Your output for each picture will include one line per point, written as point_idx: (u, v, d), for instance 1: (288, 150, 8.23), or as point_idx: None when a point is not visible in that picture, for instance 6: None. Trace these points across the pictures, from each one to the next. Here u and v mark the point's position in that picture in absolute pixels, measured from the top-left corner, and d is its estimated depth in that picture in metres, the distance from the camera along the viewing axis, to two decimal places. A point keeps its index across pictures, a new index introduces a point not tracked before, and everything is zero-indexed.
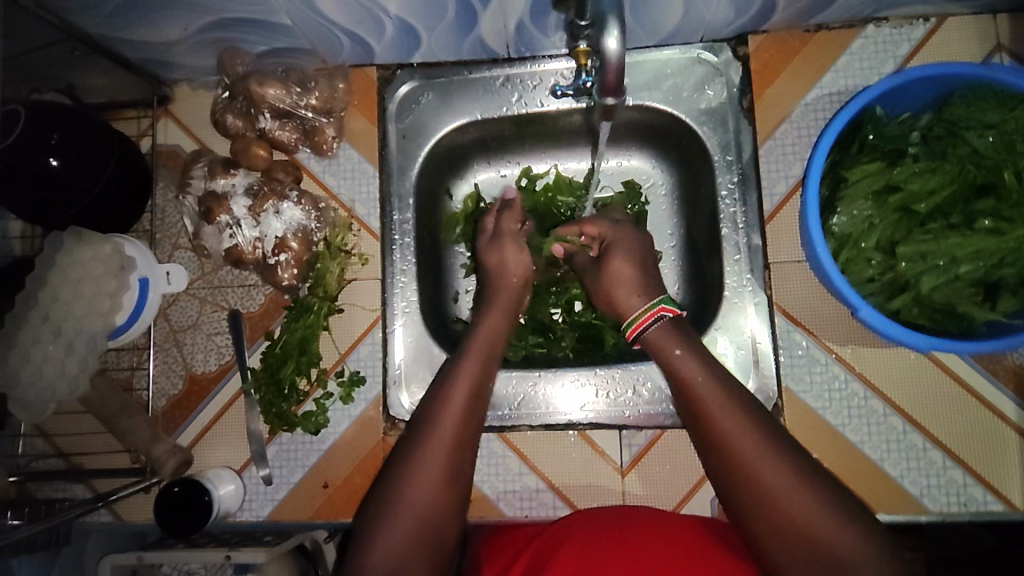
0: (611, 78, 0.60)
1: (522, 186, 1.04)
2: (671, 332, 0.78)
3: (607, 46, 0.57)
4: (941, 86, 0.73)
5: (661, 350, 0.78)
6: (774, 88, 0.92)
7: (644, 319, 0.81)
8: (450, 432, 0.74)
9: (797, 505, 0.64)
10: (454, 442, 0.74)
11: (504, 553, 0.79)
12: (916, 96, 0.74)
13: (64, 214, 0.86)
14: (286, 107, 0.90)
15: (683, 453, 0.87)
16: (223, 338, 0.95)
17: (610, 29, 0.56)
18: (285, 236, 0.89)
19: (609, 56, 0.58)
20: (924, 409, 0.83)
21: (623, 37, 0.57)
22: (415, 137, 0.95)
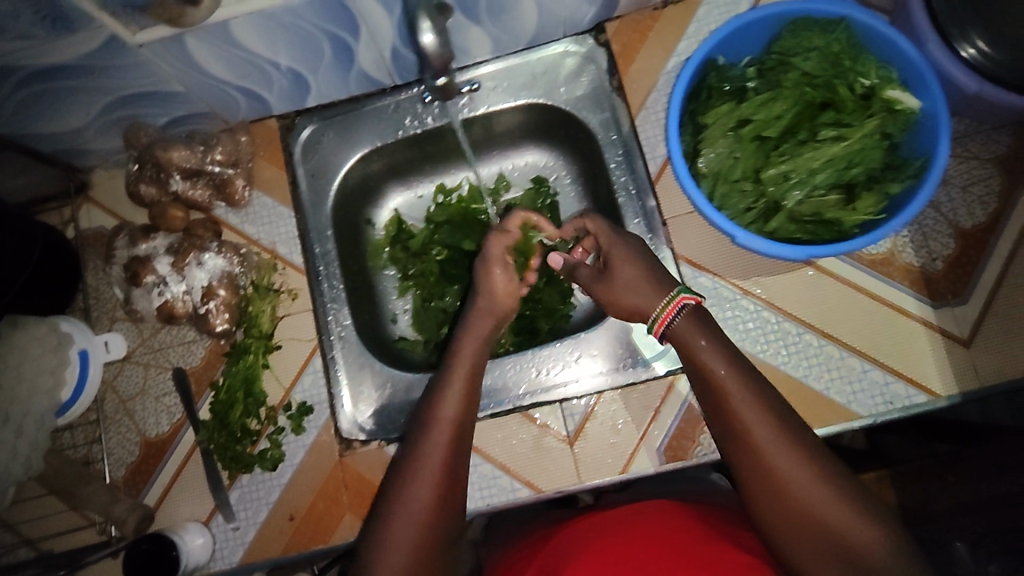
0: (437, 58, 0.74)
1: (440, 202, 1.13)
2: (693, 325, 0.78)
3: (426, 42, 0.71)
4: (766, 25, 0.81)
5: (687, 343, 0.77)
6: (637, 64, 1.00)
7: (670, 310, 0.80)
8: (430, 484, 0.73)
9: (815, 497, 0.67)
10: (441, 481, 0.73)
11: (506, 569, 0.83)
12: (748, 38, 0.82)
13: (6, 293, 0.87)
14: (193, 166, 0.96)
15: (623, 412, 0.90)
16: (171, 397, 0.97)
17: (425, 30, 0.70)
18: (210, 284, 0.93)
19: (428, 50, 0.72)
20: (834, 321, 0.88)
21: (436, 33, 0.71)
22: (323, 174, 1.02)
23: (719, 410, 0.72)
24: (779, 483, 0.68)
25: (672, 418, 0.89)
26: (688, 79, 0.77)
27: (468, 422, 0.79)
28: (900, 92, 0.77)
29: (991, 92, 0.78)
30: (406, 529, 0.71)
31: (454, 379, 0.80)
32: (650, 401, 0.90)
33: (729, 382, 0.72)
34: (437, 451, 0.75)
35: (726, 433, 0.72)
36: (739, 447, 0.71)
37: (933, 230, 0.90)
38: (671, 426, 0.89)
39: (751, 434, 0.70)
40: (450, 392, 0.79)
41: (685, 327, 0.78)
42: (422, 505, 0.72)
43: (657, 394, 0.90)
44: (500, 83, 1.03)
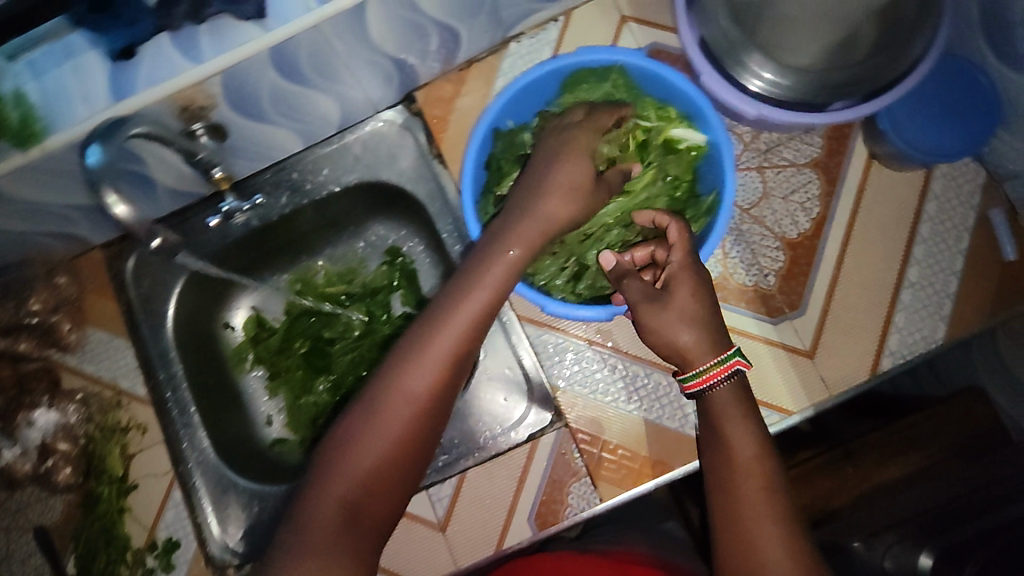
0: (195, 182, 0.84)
1: (299, 292, 1.09)
2: (733, 400, 0.71)
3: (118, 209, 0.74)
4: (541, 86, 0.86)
5: (716, 417, 0.71)
6: (452, 129, 1.02)
7: (719, 372, 0.72)
8: (407, 413, 0.66)
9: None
10: (420, 411, 0.66)
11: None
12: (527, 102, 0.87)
13: None
14: (12, 320, 0.94)
15: (489, 487, 0.88)
16: (34, 562, 0.92)
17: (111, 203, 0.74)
18: (47, 441, 0.92)
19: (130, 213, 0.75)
20: None
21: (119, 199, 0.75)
22: (156, 297, 0.98)
23: (723, 472, 0.68)
24: (745, 547, 0.63)
25: (538, 483, 0.87)
26: (473, 157, 0.81)
27: (471, 345, 0.69)
28: (683, 131, 0.84)
29: (770, 112, 0.83)
30: (365, 453, 0.64)
31: (473, 300, 0.70)
32: (514, 471, 0.88)
33: (744, 455, 0.68)
34: (426, 376, 0.66)
35: (716, 495, 0.68)
36: (723, 508, 0.66)
37: (760, 245, 0.89)
38: (538, 494, 0.87)
39: (743, 503, 0.65)
40: (461, 311, 0.69)
41: (722, 397, 0.72)
42: (395, 431, 0.65)
43: (519, 463, 0.88)
44: (322, 169, 1.01)
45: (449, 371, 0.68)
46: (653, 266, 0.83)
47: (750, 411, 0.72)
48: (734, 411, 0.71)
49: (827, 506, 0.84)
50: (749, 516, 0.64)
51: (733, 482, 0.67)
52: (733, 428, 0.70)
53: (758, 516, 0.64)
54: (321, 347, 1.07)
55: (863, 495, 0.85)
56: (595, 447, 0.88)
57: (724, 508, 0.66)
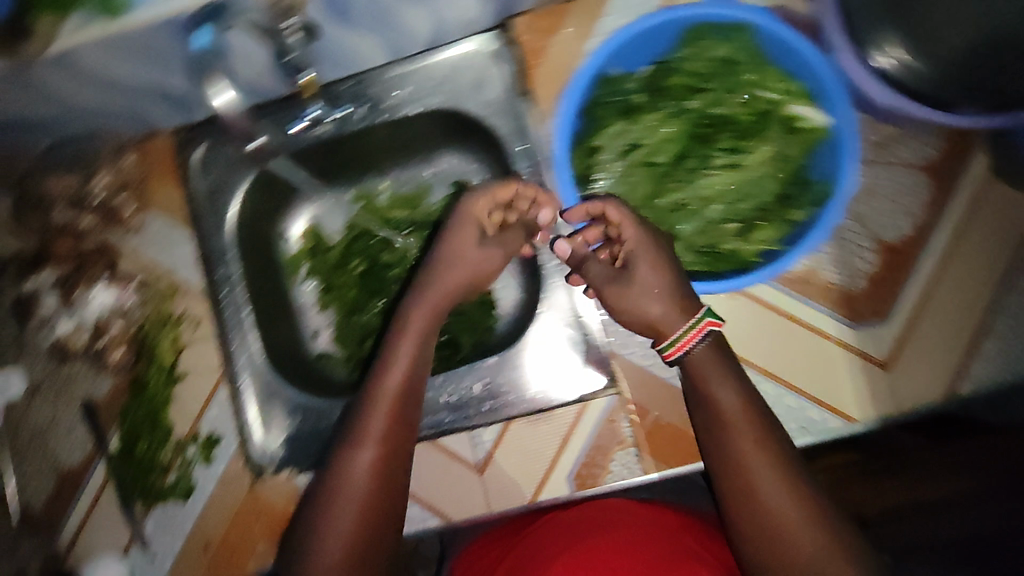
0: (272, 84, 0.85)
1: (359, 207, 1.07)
2: (715, 355, 0.74)
3: None
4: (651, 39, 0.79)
5: (698, 376, 0.74)
6: (545, 66, 0.95)
7: (694, 335, 0.74)
8: (376, 452, 0.75)
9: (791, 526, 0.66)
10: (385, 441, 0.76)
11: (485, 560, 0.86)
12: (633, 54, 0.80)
13: None
14: (75, 194, 0.92)
15: (531, 440, 0.87)
16: (80, 429, 0.95)
17: None
18: (102, 321, 0.91)
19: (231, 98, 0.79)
20: (747, 344, 0.85)
21: None
22: (221, 192, 0.96)
23: (715, 428, 0.72)
24: (761, 523, 0.68)
25: (582, 445, 0.86)
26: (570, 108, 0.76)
27: (408, 395, 0.78)
28: (806, 109, 0.79)
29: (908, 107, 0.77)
30: (353, 498, 0.73)
31: (388, 373, 0.79)
32: (559, 428, 0.87)
33: (739, 433, 0.70)
34: (367, 453, 0.75)
35: (719, 475, 0.72)
36: (730, 486, 0.70)
37: (852, 243, 0.84)
38: (580, 455, 0.86)
39: (735, 456, 0.70)
40: (370, 407, 0.77)
41: (703, 361, 0.74)
42: (370, 469, 0.74)
43: (566, 422, 0.87)
44: (404, 88, 0.95)
45: (391, 418, 0.77)
46: (608, 245, 0.82)
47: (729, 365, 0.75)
48: (718, 373, 0.73)
49: (863, 511, 0.77)
50: (750, 468, 0.69)
51: (734, 462, 0.70)
52: (718, 389, 0.73)
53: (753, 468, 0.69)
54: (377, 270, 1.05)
55: (901, 510, 0.76)
56: (645, 419, 0.86)
57: (720, 462, 0.71)
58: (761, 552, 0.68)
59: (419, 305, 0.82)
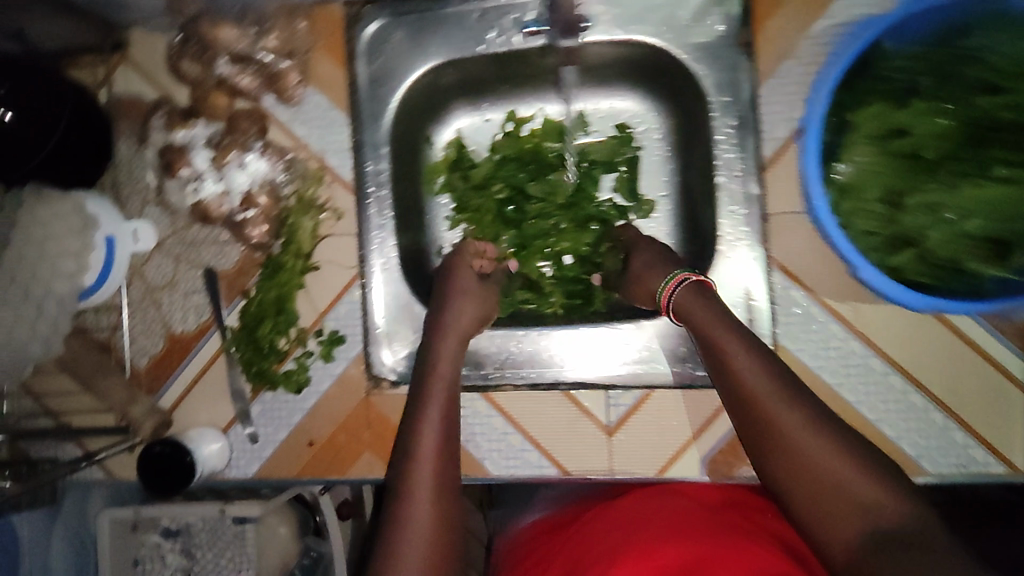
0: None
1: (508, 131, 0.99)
2: (694, 296, 0.76)
3: None
4: (948, 15, 0.68)
5: (701, 329, 0.73)
6: (778, 17, 0.81)
7: (672, 284, 0.79)
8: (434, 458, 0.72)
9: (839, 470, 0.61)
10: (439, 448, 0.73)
11: (536, 562, 0.84)
12: (921, 28, 0.69)
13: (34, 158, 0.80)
14: (243, 50, 0.85)
15: (670, 414, 0.84)
16: (200, 296, 0.92)
17: None
18: (250, 191, 0.86)
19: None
20: (926, 370, 0.80)
21: None
22: (386, 81, 0.89)
23: (725, 377, 0.69)
24: (803, 467, 0.62)
25: (723, 432, 0.83)
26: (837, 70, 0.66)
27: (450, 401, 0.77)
28: None
29: None
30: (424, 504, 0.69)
31: (438, 373, 0.79)
32: (702, 410, 0.84)
33: (748, 379, 0.67)
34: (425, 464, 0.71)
35: (751, 433, 0.67)
36: (759, 442, 0.66)
37: None
38: (719, 442, 0.83)
39: (754, 396, 0.66)
40: (419, 415, 0.75)
41: (688, 301, 0.76)
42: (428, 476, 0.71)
43: (711, 405, 0.84)
44: (607, 10, 0.86)
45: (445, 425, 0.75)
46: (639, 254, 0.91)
47: (721, 318, 0.73)
48: (709, 316, 0.73)
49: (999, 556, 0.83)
50: (772, 411, 0.65)
51: (761, 412, 0.66)
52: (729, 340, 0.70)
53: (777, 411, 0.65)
54: (519, 202, 0.99)
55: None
56: None
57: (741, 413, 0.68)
58: (813, 501, 0.61)
59: (454, 303, 0.86)
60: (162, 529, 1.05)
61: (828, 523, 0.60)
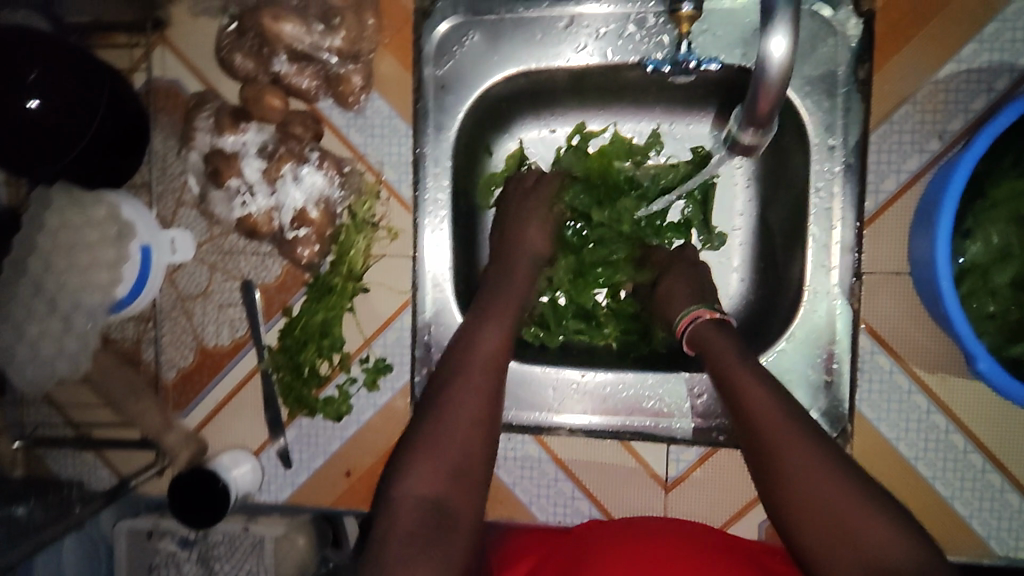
0: (766, 107, 0.57)
1: (573, 145, 0.89)
2: (711, 328, 0.75)
3: (772, 52, 0.53)
4: None
5: (715, 356, 0.72)
6: (899, 59, 0.74)
7: (682, 323, 0.78)
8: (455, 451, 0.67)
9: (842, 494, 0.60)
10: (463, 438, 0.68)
11: None
12: None
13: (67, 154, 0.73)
14: (305, 48, 0.76)
15: (732, 474, 0.81)
16: (236, 310, 0.85)
17: (777, 30, 0.52)
18: (304, 207, 0.79)
19: (774, 64, 0.54)
20: (1010, 450, 0.76)
21: (788, 43, 0.53)
22: (455, 88, 0.80)
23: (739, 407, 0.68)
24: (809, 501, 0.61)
25: None
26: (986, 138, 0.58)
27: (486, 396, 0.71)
28: None
29: None
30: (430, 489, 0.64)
31: (446, 416, 0.68)
32: None
33: (760, 408, 0.66)
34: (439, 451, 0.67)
35: (757, 464, 0.66)
36: (770, 476, 0.64)
37: None
38: None
39: (761, 422, 0.66)
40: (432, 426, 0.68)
41: (706, 331, 0.75)
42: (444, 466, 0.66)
43: None
44: (710, 30, 0.77)
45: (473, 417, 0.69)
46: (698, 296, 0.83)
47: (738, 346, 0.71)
48: (728, 347, 0.71)
49: None
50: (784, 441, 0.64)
51: (766, 444, 0.65)
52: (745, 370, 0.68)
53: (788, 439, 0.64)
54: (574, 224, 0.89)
55: None
56: None
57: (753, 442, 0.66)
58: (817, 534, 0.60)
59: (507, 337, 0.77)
60: (179, 536, 0.89)
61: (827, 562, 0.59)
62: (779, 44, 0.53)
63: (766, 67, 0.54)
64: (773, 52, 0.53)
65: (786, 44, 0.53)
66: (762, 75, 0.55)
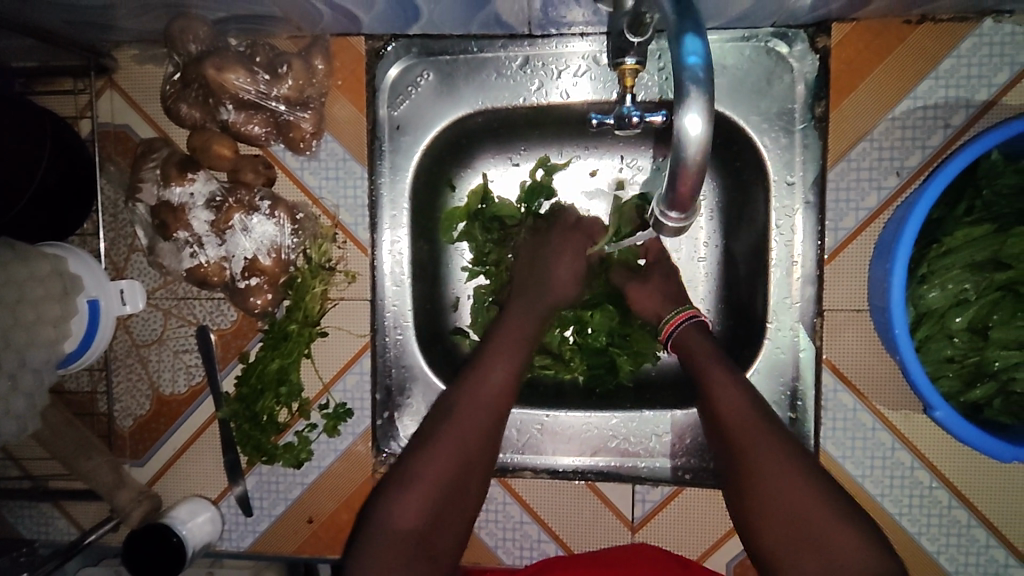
0: (685, 189, 0.52)
1: (538, 178, 0.87)
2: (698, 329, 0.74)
3: (687, 129, 0.48)
4: None
5: (689, 350, 0.73)
6: (856, 95, 0.74)
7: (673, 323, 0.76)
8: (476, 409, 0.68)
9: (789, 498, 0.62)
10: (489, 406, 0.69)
11: None
12: None
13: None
14: (251, 98, 0.74)
15: (700, 514, 0.80)
16: (192, 356, 0.84)
17: (691, 106, 0.48)
18: (256, 256, 0.76)
19: (689, 147, 0.49)
20: (975, 486, 0.75)
21: (706, 119, 0.49)
22: (411, 129, 0.79)
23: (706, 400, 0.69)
24: (779, 512, 0.62)
25: None
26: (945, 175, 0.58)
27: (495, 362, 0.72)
28: None
29: None
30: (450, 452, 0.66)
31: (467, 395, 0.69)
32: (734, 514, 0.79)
33: (732, 415, 0.66)
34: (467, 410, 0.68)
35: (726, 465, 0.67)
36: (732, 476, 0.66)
37: None
38: None
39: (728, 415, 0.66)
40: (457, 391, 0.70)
41: (693, 339, 0.73)
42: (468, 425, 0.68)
43: None
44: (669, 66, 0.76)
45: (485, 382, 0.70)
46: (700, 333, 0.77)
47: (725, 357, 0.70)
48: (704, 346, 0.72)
49: None
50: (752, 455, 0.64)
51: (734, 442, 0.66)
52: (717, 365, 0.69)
53: (756, 454, 0.64)
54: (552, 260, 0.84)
55: None
56: None
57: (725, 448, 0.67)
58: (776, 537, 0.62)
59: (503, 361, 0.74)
60: None
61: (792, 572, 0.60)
62: (695, 124, 0.48)
63: (680, 146, 0.50)
64: (689, 131, 0.49)
65: (701, 124, 0.48)
66: (678, 158, 0.50)
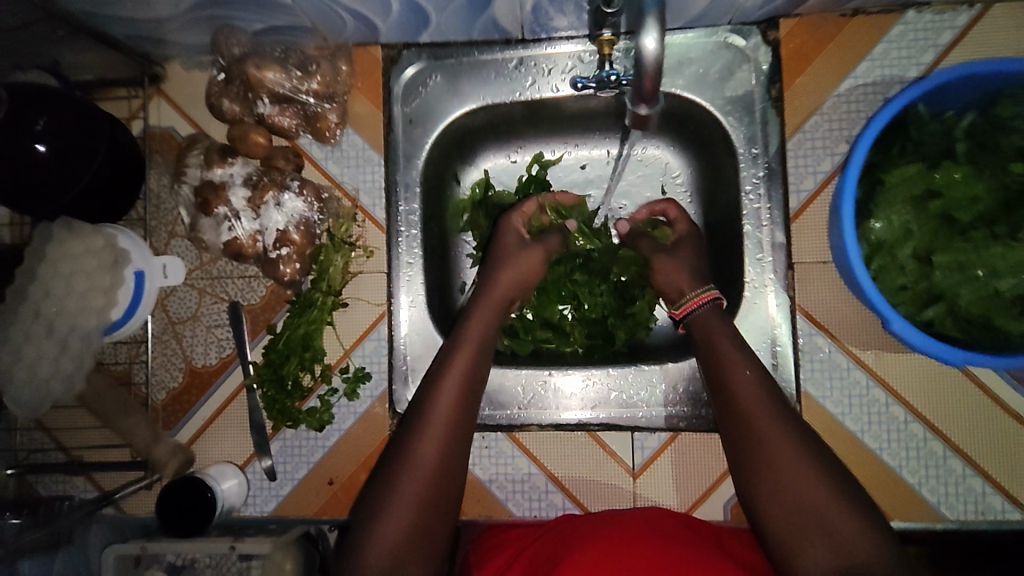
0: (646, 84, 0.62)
1: (533, 174, 0.98)
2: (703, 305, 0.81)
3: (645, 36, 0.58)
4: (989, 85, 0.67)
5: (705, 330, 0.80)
6: (806, 77, 0.86)
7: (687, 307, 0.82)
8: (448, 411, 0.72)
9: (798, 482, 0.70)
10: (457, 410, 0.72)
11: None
12: (960, 95, 0.69)
13: (54, 203, 0.82)
14: (285, 92, 0.85)
15: (694, 458, 0.87)
16: (223, 330, 0.92)
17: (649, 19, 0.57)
18: (286, 228, 0.86)
19: (647, 56, 0.60)
20: (946, 418, 0.82)
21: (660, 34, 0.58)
22: (422, 122, 0.90)
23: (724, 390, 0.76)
24: (786, 499, 0.70)
25: None
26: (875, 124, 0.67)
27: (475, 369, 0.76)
28: None
29: None
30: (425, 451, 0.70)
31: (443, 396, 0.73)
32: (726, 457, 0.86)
33: (745, 405, 0.74)
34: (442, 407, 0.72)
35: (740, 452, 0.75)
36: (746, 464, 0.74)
37: None
38: None
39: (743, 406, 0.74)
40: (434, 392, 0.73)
41: (709, 317, 0.80)
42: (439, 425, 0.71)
43: None
44: None
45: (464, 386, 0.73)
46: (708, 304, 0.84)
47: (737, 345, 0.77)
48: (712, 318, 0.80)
49: None
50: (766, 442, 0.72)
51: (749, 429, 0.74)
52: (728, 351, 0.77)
53: (769, 441, 0.72)
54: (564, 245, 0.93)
55: None
56: None
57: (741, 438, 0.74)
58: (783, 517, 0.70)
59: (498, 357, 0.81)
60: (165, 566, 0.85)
61: (801, 551, 0.68)
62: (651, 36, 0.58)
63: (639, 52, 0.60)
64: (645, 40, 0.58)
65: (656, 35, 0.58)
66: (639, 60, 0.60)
